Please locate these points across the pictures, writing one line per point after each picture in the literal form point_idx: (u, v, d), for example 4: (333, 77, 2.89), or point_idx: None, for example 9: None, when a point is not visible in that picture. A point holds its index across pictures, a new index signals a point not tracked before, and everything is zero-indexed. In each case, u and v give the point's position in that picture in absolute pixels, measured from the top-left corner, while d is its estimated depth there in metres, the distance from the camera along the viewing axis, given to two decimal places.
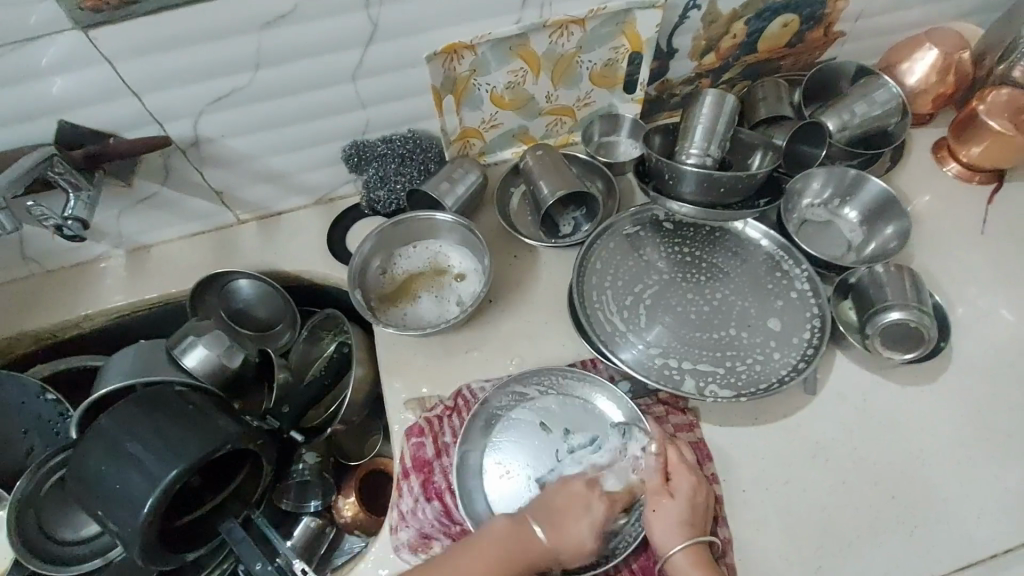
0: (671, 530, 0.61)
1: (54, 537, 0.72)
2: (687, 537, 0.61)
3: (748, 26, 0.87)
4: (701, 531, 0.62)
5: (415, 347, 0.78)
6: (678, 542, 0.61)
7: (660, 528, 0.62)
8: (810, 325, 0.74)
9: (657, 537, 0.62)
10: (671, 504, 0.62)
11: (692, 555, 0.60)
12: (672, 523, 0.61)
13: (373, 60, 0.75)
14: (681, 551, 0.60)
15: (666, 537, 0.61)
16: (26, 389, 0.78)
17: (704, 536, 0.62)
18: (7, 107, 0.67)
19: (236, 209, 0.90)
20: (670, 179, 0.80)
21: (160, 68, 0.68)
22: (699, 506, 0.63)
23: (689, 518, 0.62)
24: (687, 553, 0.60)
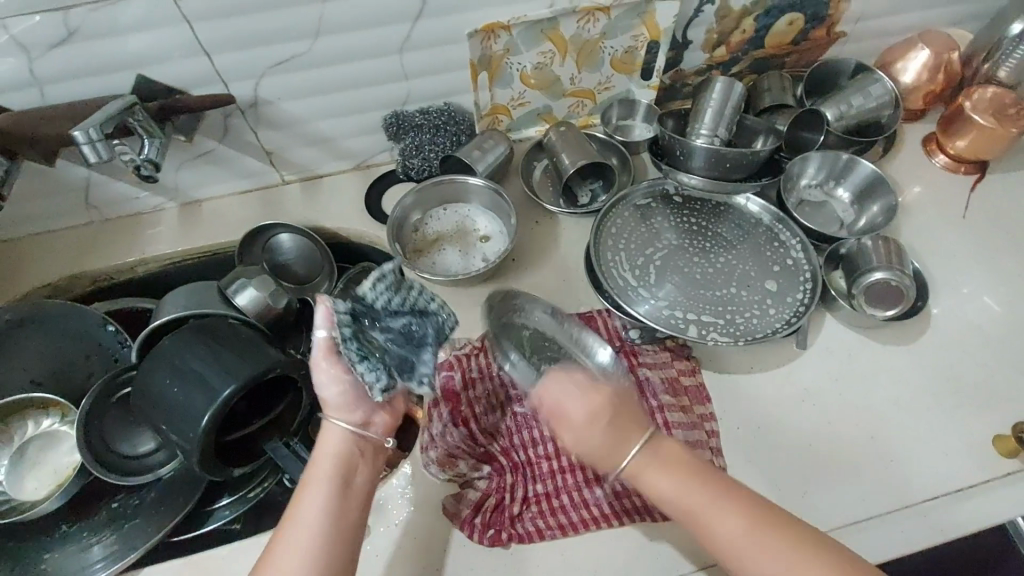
0: (613, 443, 0.60)
1: (114, 448, 0.79)
2: (633, 439, 0.60)
3: (756, 22, 0.96)
4: (640, 424, 0.61)
5: (444, 296, 0.86)
6: (631, 446, 0.60)
7: (605, 445, 0.60)
8: (803, 287, 0.83)
9: (611, 450, 0.60)
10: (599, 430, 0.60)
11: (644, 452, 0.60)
12: (611, 437, 0.60)
13: (419, 35, 0.83)
14: (637, 455, 0.59)
15: (606, 443, 0.60)
16: (89, 319, 0.85)
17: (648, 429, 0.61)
18: (94, 60, 0.75)
19: (282, 170, 0.98)
20: (682, 155, 0.88)
21: (232, 32, 0.76)
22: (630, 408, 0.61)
23: (620, 414, 0.60)
24: (643, 455, 0.60)
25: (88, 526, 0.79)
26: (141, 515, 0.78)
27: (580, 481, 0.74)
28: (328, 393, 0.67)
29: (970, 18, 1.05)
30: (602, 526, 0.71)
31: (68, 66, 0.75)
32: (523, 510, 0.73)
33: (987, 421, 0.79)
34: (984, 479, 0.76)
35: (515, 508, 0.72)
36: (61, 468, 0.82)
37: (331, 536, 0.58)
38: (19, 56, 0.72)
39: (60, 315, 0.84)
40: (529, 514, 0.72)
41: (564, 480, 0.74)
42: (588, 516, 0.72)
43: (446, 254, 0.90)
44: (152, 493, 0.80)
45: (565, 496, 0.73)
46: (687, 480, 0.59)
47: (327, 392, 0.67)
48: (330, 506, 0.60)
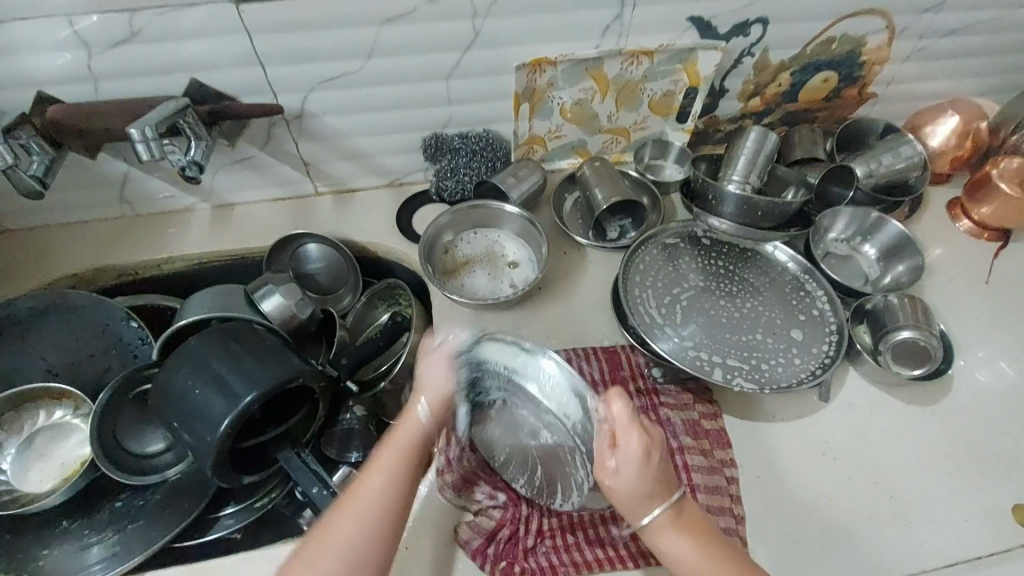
0: (637, 503, 0.58)
1: (123, 445, 0.78)
2: (657, 500, 0.58)
3: (792, 77, 0.98)
4: (667, 488, 0.58)
5: (469, 318, 0.86)
6: (651, 511, 0.58)
7: (630, 503, 0.58)
8: (828, 339, 0.83)
9: (634, 511, 0.58)
10: (623, 479, 0.57)
11: (669, 518, 0.58)
12: (635, 500, 0.58)
13: (469, 63, 0.85)
14: (658, 517, 0.58)
15: (635, 511, 0.58)
16: (110, 312, 0.84)
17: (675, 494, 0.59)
18: (152, 61, 0.76)
19: (317, 181, 0.99)
20: (714, 198, 0.90)
21: (289, 46, 0.78)
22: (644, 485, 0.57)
23: (646, 490, 0.57)
24: (665, 517, 0.58)
25: (91, 523, 0.77)
26: (144, 518, 0.76)
27: (596, 518, 0.73)
28: (426, 369, 0.68)
29: (997, 90, 1.08)
30: (617, 566, 0.70)
31: (125, 64, 0.76)
32: (537, 544, 0.72)
33: (1007, 489, 0.78)
34: (1004, 548, 0.75)
35: (529, 540, 0.71)
36: (68, 461, 0.80)
37: (394, 505, 0.60)
38: (79, 51, 0.74)
39: (82, 305, 0.83)
40: (543, 548, 0.71)
41: (582, 514, 0.73)
42: (603, 556, 0.70)
43: (474, 278, 0.90)
44: (156, 495, 0.79)
45: (581, 530, 0.72)
46: (701, 537, 0.59)
47: (428, 369, 0.68)
48: (396, 482, 0.61)
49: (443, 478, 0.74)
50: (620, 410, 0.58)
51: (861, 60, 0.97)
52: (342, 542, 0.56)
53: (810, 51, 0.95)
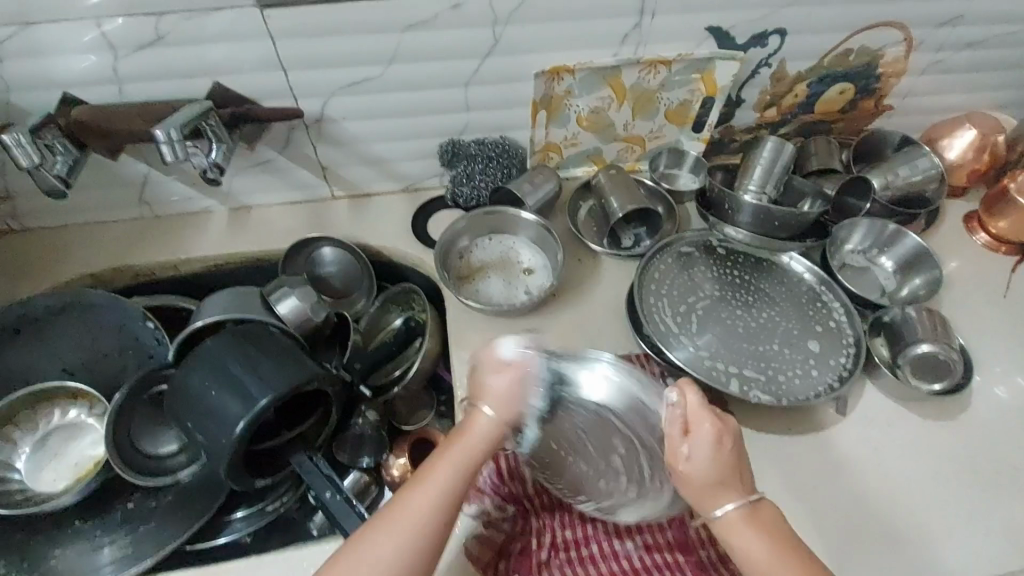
0: (711, 491, 0.58)
1: (137, 446, 0.78)
2: (731, 492, 0.58)
3: (809, 88, 0.98)
4: (741, 481, 0.59)
5: (484, 324, 0.86)
6: (727, 501, 0.58)
7: (702, 491, 0.58)
8: (846, 351, 0.82)
9: (711, 500, 0.58)
10: (694, 462, 0.58)
11: (744, 513, 0.57)
12: (708, 487, 0.58)
13: (488, 70, 0.86)
14: (731, 509, 0.58)
15: (711, 500, 0.58)
16: (126, 313, 0.83)
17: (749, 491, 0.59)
18: (177, 64, 0.77)
19: (334, 185, 0.99)
20: (731, 209, 0.90)
21: (311, 51, 0.79)
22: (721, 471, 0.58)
23: (721, 479, 0.58)
24: (739, 511, 0.58)
25: (102, 524, 0.76)
26: (156, 519, 0.76)
27: (610, 531, 0.71)
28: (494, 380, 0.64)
29: (1014, 104, 1.07)
30: None
31: (150, 67, 0.77)
32: (551, 558, 0.70)
33: None
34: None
35: (542, 555, 0.70)
36: (81, 461, 0.81)
37: (457, 496, 0.59)
38: (105, 54, 0.75)
39: (99, 305, 0.82)
40: (557, 562, 0.69)
41: (595, 528, 0.71)
42: (618, 569, 0.67)
43: (487, 284, 0.90)
44: (167, 497, 0.78)
45: (594, 545, 0.70)
46: (780, 541, 0.57)
47: (494, 379, 0.64)
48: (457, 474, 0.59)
49: None
50: (695, 400, 0.60)
51: (878, 72, 0.97)
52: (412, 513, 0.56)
53: (827, 62, 0.95)
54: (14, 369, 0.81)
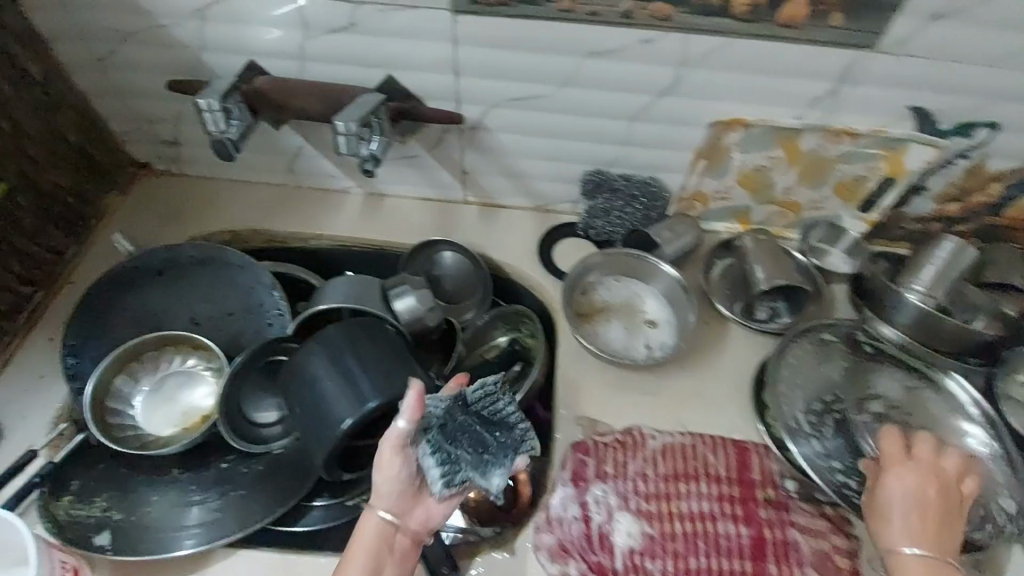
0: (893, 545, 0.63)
1: (242, 411, 0.80)
2: (916, 544, 0.63)
3: (1006, 190, 0.87)
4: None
5: (597, 370, 0.82)
6: (911, 544, 0.63)
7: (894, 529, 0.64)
8: (997, 505, 0.73)
9: (884, 533, 0.64)
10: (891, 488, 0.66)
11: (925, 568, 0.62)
12: (901, 521, 0.64)
13: (659, 109, 0.82)
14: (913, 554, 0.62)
15: (896, 534, 0.64)
16: (258, 278, 0.87)
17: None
18: (360, 52, 0.78)
19: (469, 190, 0.98)
20: (890, 307, 0.82)
21: (489, 61, 0.78)
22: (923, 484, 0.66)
23: (927, 528, 0.63)
24: (921, 560, 0.62)
25: (196, 479, 0.77)
26: (243, 488, 0.77)
27: None
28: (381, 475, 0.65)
29: None
30: None
31: (334, 50, 0.78)
32: None
33: None
34: None
35: None
36: (191, 411, 0.83)
37: None
38: (298, 31, 0.77)
39: (235, 266, 0.86)
40: None
41: None
42: None
43: (615, 331, 0.86)
44: (258, 467, 0.79)
45: None
46: None
47: (379, 479, 0.65)
48: None
49: (542, 539, 0.70)
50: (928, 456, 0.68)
51: None
52: None
53: None
54: (150, 309, 0.85)
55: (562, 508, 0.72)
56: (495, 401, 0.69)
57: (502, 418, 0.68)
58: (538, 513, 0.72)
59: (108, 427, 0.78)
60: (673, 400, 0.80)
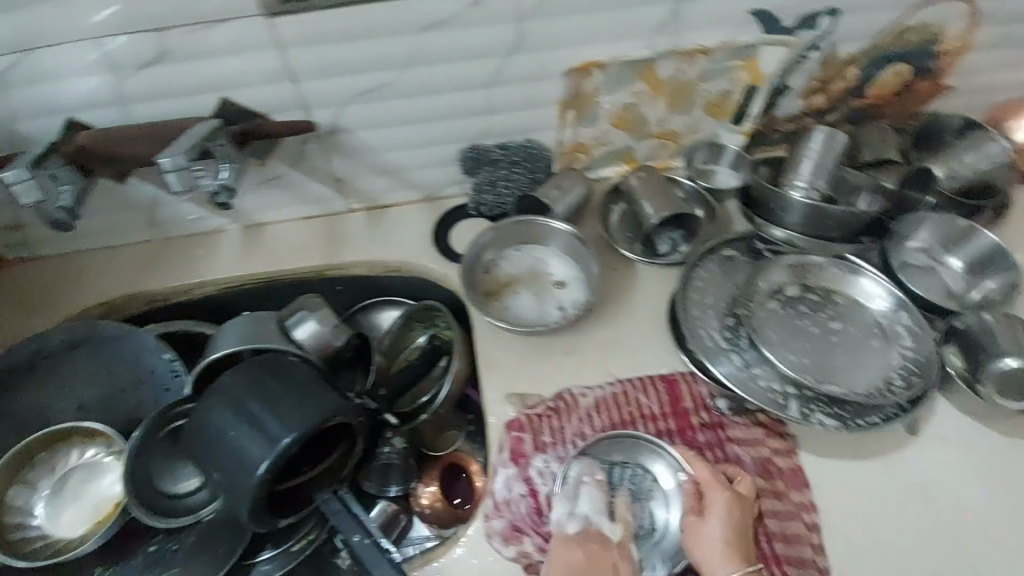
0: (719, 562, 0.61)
1: (158, 488, 0.75)
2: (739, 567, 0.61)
3: (859, 72, 0.90)
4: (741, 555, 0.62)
5: (516, 345, 0.80)
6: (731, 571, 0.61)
7: (706, 554, 0.63)
8: (907, 370, 0.74)
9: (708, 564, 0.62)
10: (704, 522, 0.64)
11: None
12: (714, 542, 0.62)
13: (511, 70, 0.79)
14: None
15: (714, 563, 0.62)
16: (144, 344, 0.81)
17: (748, 563, 0.62)
18: (180, 81, 0.72)
19: (349, 197, 0.94)
20: (777, 208, 0.84)
21: (321, 60, 0.73)
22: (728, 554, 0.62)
23: (731, 544, 0.62)
24: None
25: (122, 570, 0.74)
26: (179, 565, 0.73)
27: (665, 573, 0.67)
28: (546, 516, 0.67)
29: None
30: None
31: (152, 86, 0.72)
32: None
33: None
34: None
35: None
36: (102, 502, 0.77)
37: None
38: (107, 74, 0.70)
39: (115, 338, 0.80)
40: None
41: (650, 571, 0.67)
42: None
43: (569, 290, 0.85)
44: (189, 539, 0.75)
45: None
46: None
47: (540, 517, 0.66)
48: None
49: (491, 525, 0.69)
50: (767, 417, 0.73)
51: (937, 51, 0.88)
52: None
53: (882, 42, 0.86)
54: (30, 408, 0.79)
55: (506, 491, 0.71)
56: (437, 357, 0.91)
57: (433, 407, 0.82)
58: (485, 500, 0.71)
59: (13, 543, 0.73)
60: (732, 518, 0.64)
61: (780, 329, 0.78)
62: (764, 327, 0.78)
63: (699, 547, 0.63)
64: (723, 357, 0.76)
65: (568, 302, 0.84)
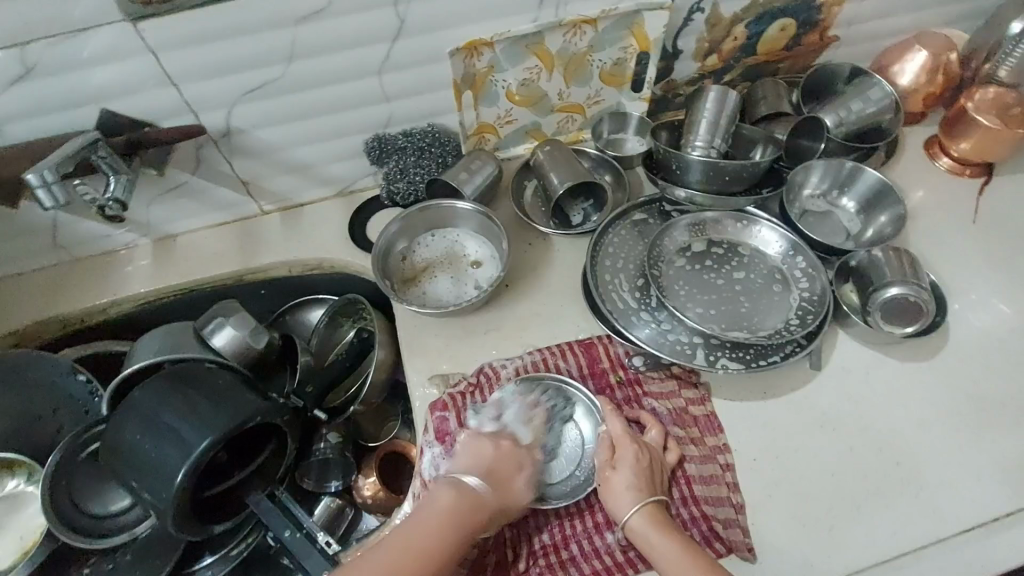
0: (622, 496, 0.64)
1: (86, 511, 0.74)
2: (639, 499, 0.64)
3: (748, 29, 0.91)
4: (648, 491, 0.65)
5: (435, 328, 0.81)
6: (633, 505, 0.63)
7: (613, 496, 0.65)
8: (805, 309, 0.78)
9: (613, 502, 0.64)
10: (617, 473, 0.65)
11: (647, 518, 0.63)
12: (622, 490, 0.64)
13: (399, 56, 0.79)
14: (638, 515, 0.63)
15: (621, 500, 0.64)
16: (57, 367, 0.79)
17: (652, 497, 0.64)
18: (54, 95, 0.71)
19: (260, 200, 0.93)
20: (678, 168, 0.84)
21: (199, 61, 0.72)
22: (631, 493, 0.64)
23: (637, 483, 0.65)
24: (642, 517, 0.63)
25: None
26: None
27: (588, 527, 0.69)
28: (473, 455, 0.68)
29: (967, 18, 1.01)
30: None
31: (27, 104, 0.71)
32: (530, 566, 0.68)
33: (1018, 439, 0.74)
34: (1020, 505, 0.70)
35: (522, 564, 0.67)
36: (27, 533, 0.77)
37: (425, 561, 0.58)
38: None
39: (25, 364, 0.78)
40: (537, 570, 0.67)
41: (573, 527, 0.69)
42: (601, 567, 0.66)
43: (485, 269, 0.87)
44: (127, 556, 0.74)
45: (575, 544, 0.68)
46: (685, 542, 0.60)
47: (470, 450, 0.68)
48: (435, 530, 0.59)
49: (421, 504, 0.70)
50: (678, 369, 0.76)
51: (818, 2, 0.90)
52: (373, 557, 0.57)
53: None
54: None
55: (433, 470, 0.72)
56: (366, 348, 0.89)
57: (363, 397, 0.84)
58: (415, 480, 0.73)
59: None
60: (639, 465, 0.66)
61: (686, 283, 0.81)
62: (670, 283, 0.81)
63: (605, 494, 0.65)
64: (633, 316, 0.78)
65: (479, 277, 0.87)
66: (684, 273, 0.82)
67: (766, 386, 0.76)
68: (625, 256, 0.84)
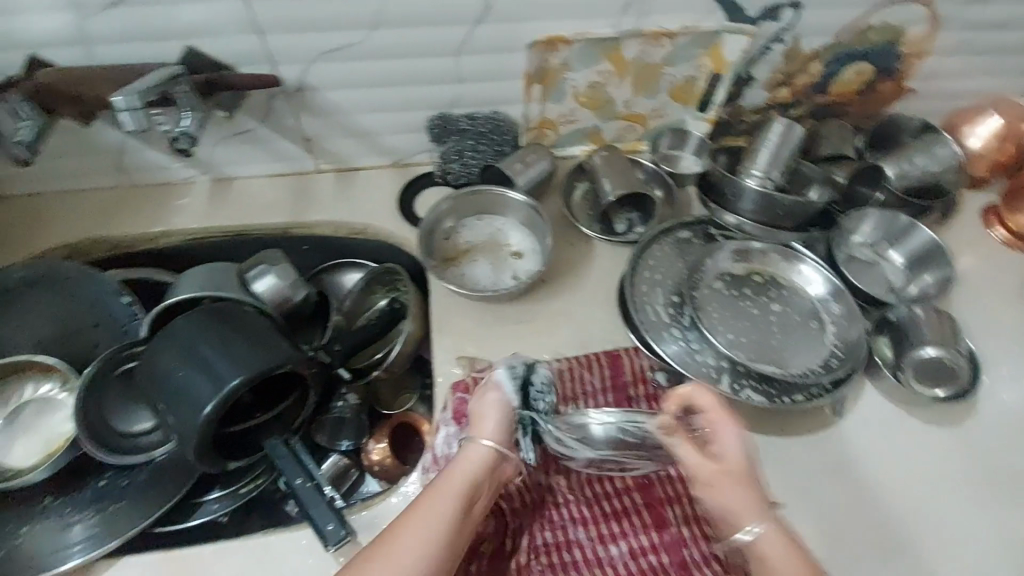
0: (735, 511, 0.58)
1: (108, 427, 0.76)
2: (755, 513, 0.58)
3: (824, 67, 0.91)
4: (763, 500, 0.59)
5: (467, 309, 0.83)
6: (753, 522, 0.57)
7: (731, 510, 0.59)
8: (835, 354, 0.78)
9: (732, 519, 0.59)
10: (726, 464, 0.61)
11: (774, 531, 0.57)
12: (734, 491, 0.59)
13: (478, 40, 0.81)
14: (760, 531, 0.57)
15: (741, 511, 0.58)
16: (104, 286, 0.83)
17: (770, 509, 0.58)
18: (147, 24, 0.74)
19: (318, 157, 0.95)
20: (731, 196, 0.85)
21: (288, 14, 0.74)
22: (750, 490, 0.59)
23: (749, 486, 0.60)
24: (768, 532, 0.57)
25: (71, 502, 0.75)
26: (127, 499, 0.75)
27: (594, 538, 0.69)
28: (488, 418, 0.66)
29: None
30: None
31: (120, 29, 0.74)
32: (531, 562, 0.67)
33: None
34: None
35: (523, 558, 0.68)
36: (53, 437, 0.80)
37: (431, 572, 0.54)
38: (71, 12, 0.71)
39: (77, 277, 0.83)
40: (538, 568, 0.67)
41: (577, 533, 0.69)
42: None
43: (526, 262, 0.89)
44: (140, 476, 0.77)
45: (578, 551, 0.68)
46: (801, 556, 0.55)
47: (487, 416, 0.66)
48: (459, 502, 0.59)
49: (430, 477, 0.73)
50: None
51: (899, 52, 0.89)
52: (407, 548, 0.55)
53: (844, 40, 0.87)
54: None
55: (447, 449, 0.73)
56: (394, 323, 0.91)
57: (389, 365, 0.87)
58: (426, 454, 0.74)
59: None
60: (737, 476, 0.60)
61: (724, 311, 0.81)
62: (707, 308, 0.81)
63: (721, 501, 0.59)
64: (666, 333, 0.78)
65: (521, 271, 0.88)
66: (724, 299, 0.82)
67: (783, 421, 0.76)
68: (667, 273, 0.84)
